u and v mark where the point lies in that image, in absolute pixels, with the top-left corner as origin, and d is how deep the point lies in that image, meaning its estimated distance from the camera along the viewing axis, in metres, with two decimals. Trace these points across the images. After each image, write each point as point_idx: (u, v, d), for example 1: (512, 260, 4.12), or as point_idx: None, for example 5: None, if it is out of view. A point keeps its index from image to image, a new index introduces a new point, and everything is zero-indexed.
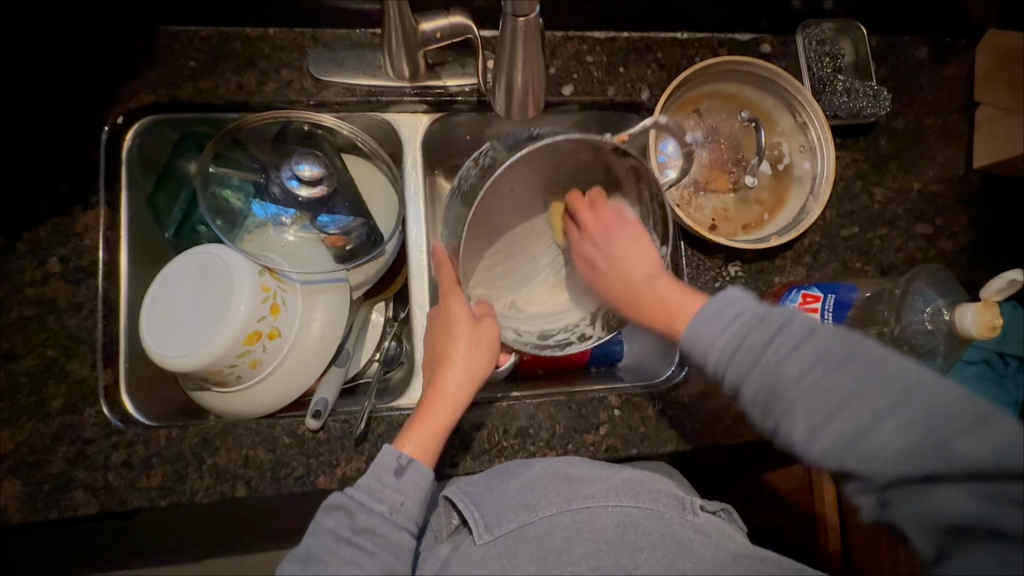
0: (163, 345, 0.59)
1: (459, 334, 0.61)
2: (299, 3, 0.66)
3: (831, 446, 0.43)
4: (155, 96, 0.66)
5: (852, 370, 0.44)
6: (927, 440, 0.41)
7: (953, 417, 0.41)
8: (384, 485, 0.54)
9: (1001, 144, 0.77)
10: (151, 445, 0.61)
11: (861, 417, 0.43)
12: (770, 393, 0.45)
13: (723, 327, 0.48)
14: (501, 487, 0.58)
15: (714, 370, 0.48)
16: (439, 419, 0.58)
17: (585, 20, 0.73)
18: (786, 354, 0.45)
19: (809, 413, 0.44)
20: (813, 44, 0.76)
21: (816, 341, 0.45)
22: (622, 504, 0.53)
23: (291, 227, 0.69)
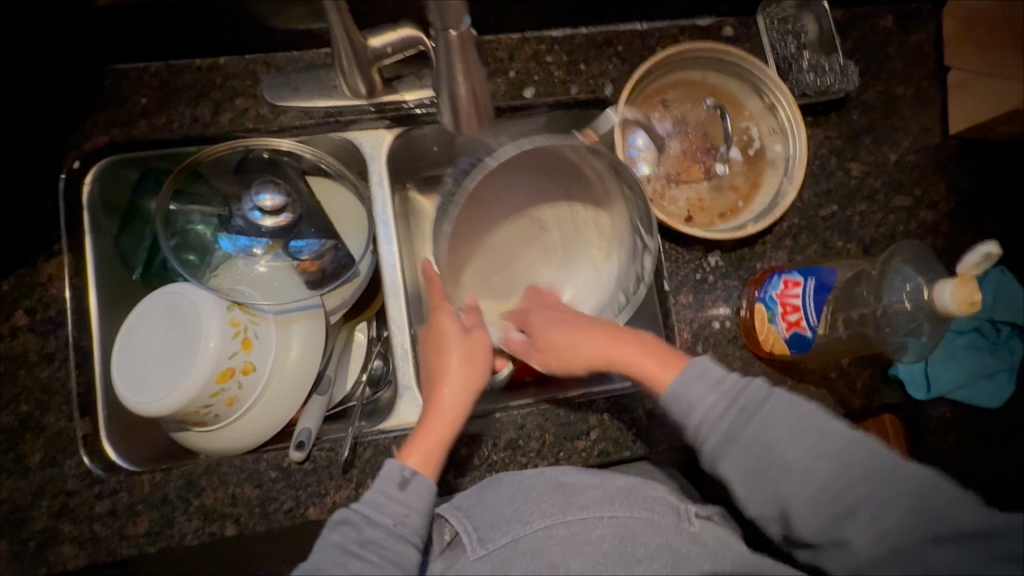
0: (134, 392, 0.58)
1: (451, 345, 0.62)
2: (248, 30, 0.64)
3: (820, 515, 0.46)
4: (109, 137, 0.64)
5: (837, 442, 0.47)
6: (909, 510, 0.44)
7: (929, 489, 0.45)
8: (390, 498, 0.53)
9: (975, 108, 0.76)
10: (135, 492, 0.60)
11: (849, 489, 0.46)
12: (761, 462, 0.48)
13: (712, 389, 0.50)
14: (493, 497, 0.56)
15: (707, 435, 0.50)
16: (441, 430, 0.58)
17: (541, 20, 0.71)
18: (776, 421, 0.48)
19: (801, 480, 0.47)
20: (774, 23, 0.75)
21: (802, 411, 0.49)
22: (618, 516, 0.52)
23: (262, 257, 0.68)
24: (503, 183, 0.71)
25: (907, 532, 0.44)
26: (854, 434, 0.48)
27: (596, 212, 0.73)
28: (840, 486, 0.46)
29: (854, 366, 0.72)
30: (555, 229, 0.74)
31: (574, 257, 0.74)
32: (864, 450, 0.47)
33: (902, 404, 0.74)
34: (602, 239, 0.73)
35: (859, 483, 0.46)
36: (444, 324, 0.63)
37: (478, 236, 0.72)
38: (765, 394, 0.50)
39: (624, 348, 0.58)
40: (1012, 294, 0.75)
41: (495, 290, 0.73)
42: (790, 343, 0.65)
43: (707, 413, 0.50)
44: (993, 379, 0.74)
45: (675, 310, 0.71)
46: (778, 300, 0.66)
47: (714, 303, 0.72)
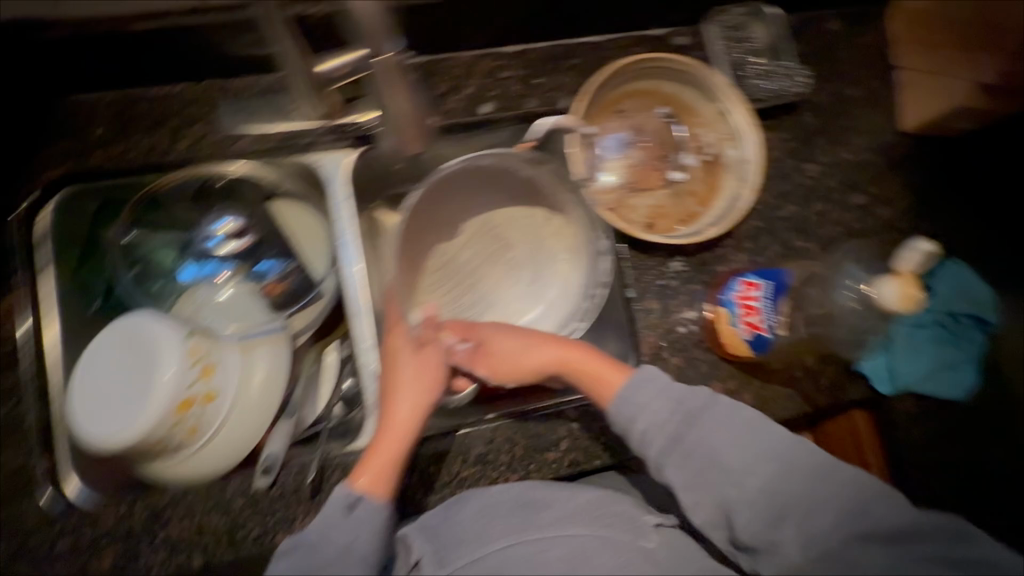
0: (93, 425, 0.58)
1: (401, 358, 0.62)
2: (201, 59, 0.65)
3: (754, 512, 0.50)
4: (66, 169, 0.65)
5: (768, 444, 0.52)
6: (831, 501, 0.49)
7: (854, 491, 0.49)
8: (333, 524, 0.53)
9: (924, 106, 0.78)
10: (98, 526, 0.59)
11: (781, 488, 0.50)
12: (703, 465, 0.52)
13: (657, 397, 0.55)
14: (455, 516, 0.57)
15: (653, 440, 0.54)
16: (390, 447, 0.57)
17: (495, 37, 0.73)
18: (715, 427, 0.53)
19: (737, 480, 0.51)
20: (725, 31, 0.77)
21: (740, 418, 0.54)
22: (573, 534, 0.52)
23: (228, 282, 0.69)
24: (458, 204, 0.74)
25: (829, 531, 0.49)
26: (784, 438, 0.53)
27: (556, 224, 0.74)
28: (771, 484, 0.51)
29: (818, 363, 0.73)
30: (519, 244, 0.76)
31: (544, 272, 0.75)
32: (795, 452, 0.52)
33: (868, 399, 0.75)
34: (565, 250, 0.75)
35: (786, 484, 0.50)
36: (394, 341, 0.63)
37: (436, 258, 0.74)
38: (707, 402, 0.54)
39: (581, 355, 0.60)
40: (970, 285, 0.74)
41: (465, 309, 0.74)
42: (752, 345, 0.67)
43: (655, 420, 0.54)
44: (956, 371, 0.73)
45: (639, 316, 0.72)
46: (738, 303, 0.67)
47: (679, 308, 0.72)
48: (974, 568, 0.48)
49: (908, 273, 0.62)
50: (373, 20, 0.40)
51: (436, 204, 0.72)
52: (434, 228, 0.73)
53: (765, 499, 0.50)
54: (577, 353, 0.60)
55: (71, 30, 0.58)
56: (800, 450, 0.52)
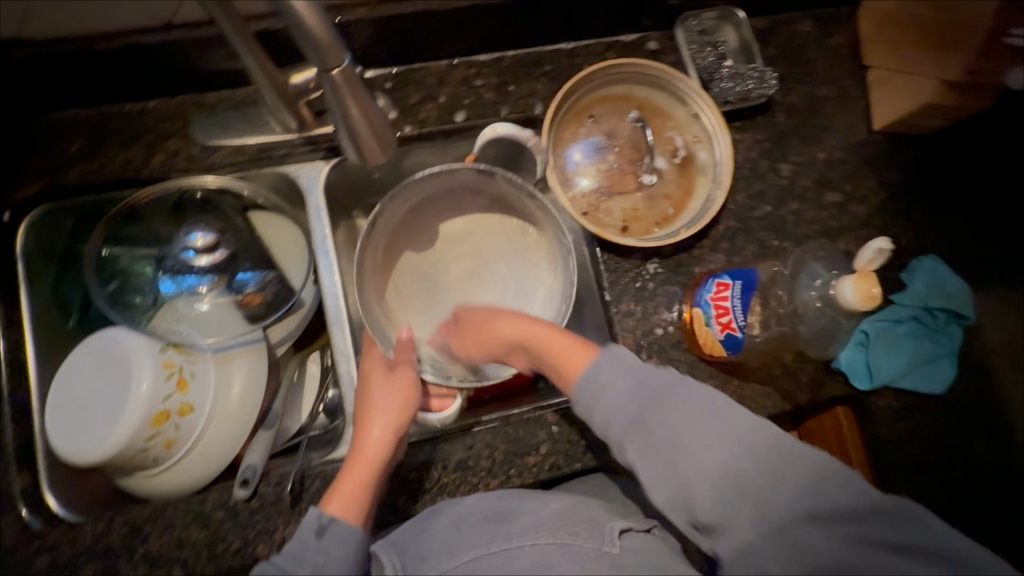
0: (68, 442, 0.58)
1: (375, 378, 0.64)
2: (172, 74, 0.65)
3: (711, 493, 0.46)
4: (39, 187, 0.65)
5: (732, 422, 0.48)
6: (797, 484, 0.45)
7: (816, 472, 0.45)
8: (307, 547, 0.53)
9: (895, 104, 0.78)
10: (77, 543, 0.59)
11: (744, 469, 0.46)
12: (663, 444, 0.48)
13: (620, 374, 0.51)
14: (428, 530, 0.57)
15: (613, 415, 0.51)
16: (362, 464, 0.58)
17: (466, 45, 0.73)
18: (680, 404, 0.49)
19: (696, 459, 0.47)
20: (693, 36, 0.78)
21: (707, 395, 0.50)
22: (539, 543, 0.52)
23: (205, 295, 0.68)
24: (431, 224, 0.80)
25: (786, 512, 0.44)
26: (751, 416, 0.48)
27: (531, 235, 0.78)
28: (733, 465, 0.46)
29: (796, 362, 0.73)
30: (497, 258, 0.80)
31: (523, 282, 0.78)
32: (763, 435, 0.47)
33: (848, 396, 0.75)
34: (544, 260, 0.78)
35: (744, 463, 0.46)
36: (369, 364, 0.65)
37: (414, 277, 0.79)
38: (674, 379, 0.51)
39: (546, 334, 0.59)
40: (945, 281, 0.75)
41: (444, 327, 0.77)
42: (726, 345, 0.67)
43: (618, 398, 0.51)
44: (935, 365, 0.74)
45: (617, 319, 0.72)
46: (712, 304, 0.67)
47: (658, 310, 0.73)
48: (935, 558, 0.43)
49: (866, 272, 0.58)
50: (313, 30, 0.39)
51: (407, 226, 0.79)
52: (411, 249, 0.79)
53: (724, 478, 0.46)
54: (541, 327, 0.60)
55: (40, 49, 0.59)
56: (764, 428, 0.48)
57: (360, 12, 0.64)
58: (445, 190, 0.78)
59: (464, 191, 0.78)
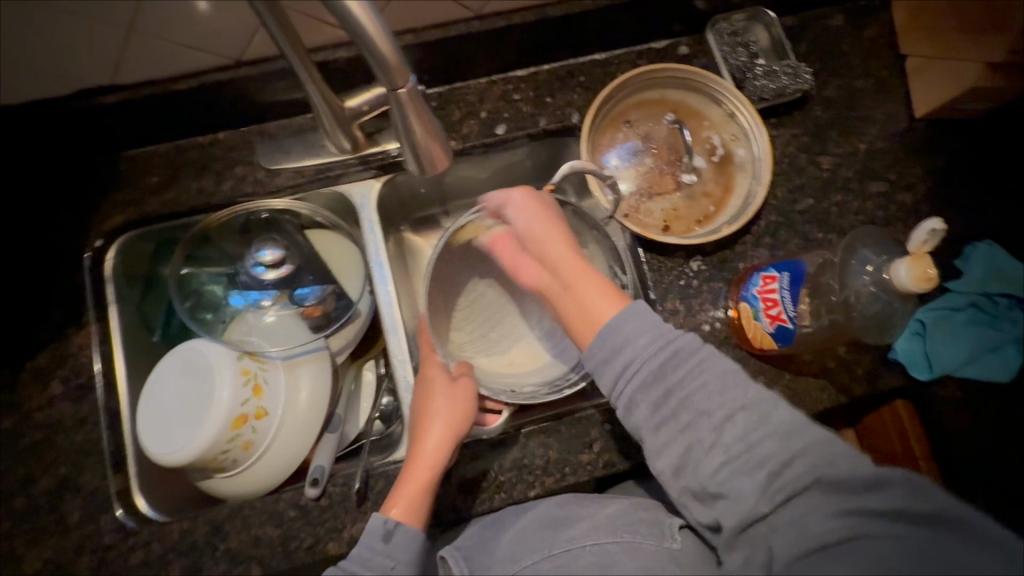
0: (157, 443, 0.63)
1: (436, 391, 0.66)
2: (240, 107, 0.71)
3: (724, 460, 0.47)
4: (125, 217, 0.71)
5: (746, 391, 0.49)
6: (811, 459, 0.46)
7: (826, 448, 0.46)
8: (375, 552, 0.56)
9: (937, 90, 0.77)
10: (166, 541, 0.64)
11: (761, 440, 0.47)
12: (678, 403, 0.50)
13: (647, 331, 0.52)
14: (493, 540, 0.61)
15: (635, 369, 0.51)
16: (422, 467, 0.61)
17: (503, 63, 0.77)
18: (701, 367, 0.50)
19: (711, 423, 0.49)
20: (724, 37, 0.79)
21: (727, 366, 0.51)
22: (600, 543, 0.55)
23: (270, 308, 0.73)
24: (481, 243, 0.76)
25: (790, 485, 0.45)
26: (765, 390, 0.50)
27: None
28: (748, 433, 0.48)
29: (849, 353, 0.72)
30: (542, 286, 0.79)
31: None
32: (779, 409, 0.49)
33: (906, 386, 0.73)
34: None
35: (755, 432, 0.47)
36: (432, 374, 0.67)
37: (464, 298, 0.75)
38: (699, 344, 0.52)
39: (577, 272, 0.60)
40: (1005, 265, 0.73)
41: (490, 343, 0.76)
42: (775, 337, 0.67)
43: (642, 349, 0.52)
44: (1002, 352, 0.71)
45: (664, 317, 0.73)
46: (759, 297, 0.68)
47: (704, 306, 0.73)
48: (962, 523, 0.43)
49: (920, 252, 0.58)
50: (384, 54, 0.42)
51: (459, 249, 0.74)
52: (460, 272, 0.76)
53: (739, 446, 0.47)
54: (572, 258, 0.61)
55: (129, 92, 0.65)
56: (776, 403, 0.49)
57: (405, 38, 0.69)
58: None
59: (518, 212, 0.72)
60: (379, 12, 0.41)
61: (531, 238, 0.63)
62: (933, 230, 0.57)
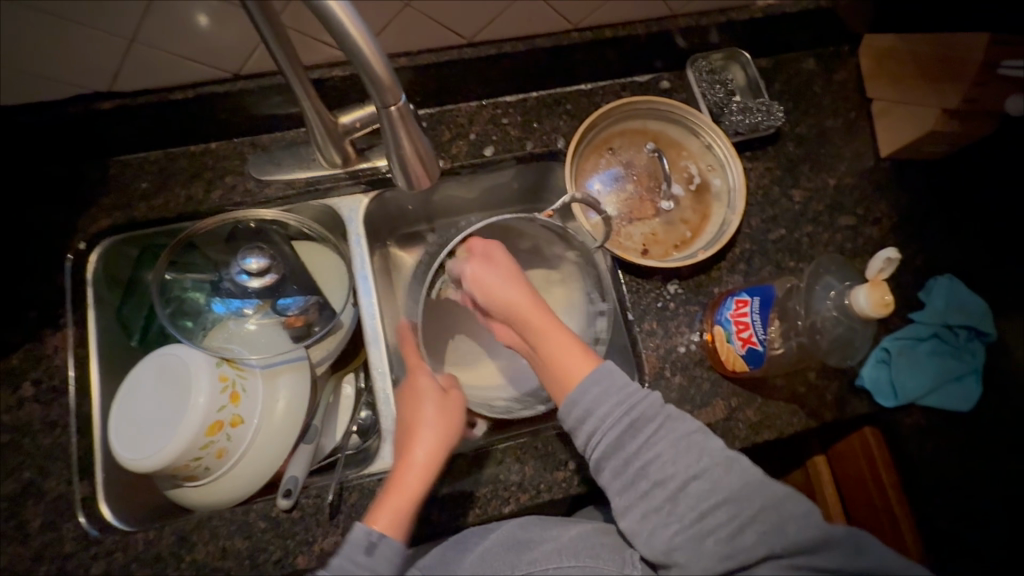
0: (128, 450, 0.62)
1: (426, 400, 0.65)
2: (235, 120, 0.73)
3: (684, 524, 0.51)
4: (112, 220, 0.71)
5: (704, 455, 0.53)
6: (764, 520, 0.50)
7: (775, 510, 0.50)
8: (356, 564, 0.54)
9: (898, 133, 0.83)
10: (130, 550, 0.62)
11: (716, 502, 0.51)
12: (638, 467, 0.53)
13: (609, 400, 0.55)
14: (457, 560, 0.58)
15: (596, 439, 0.55)
16: (409, 490, 0.59)
17: (493, 89, 0.80)
18: (659, 435, 0.54)
19: (670, 490, 0.52)
20: (704, 75, 0.82)
21: (685, 429, 0.55)
22: (562, 566, 0.53)
23: (252, 316, 0.74)
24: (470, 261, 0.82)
25: (737, 547, 0.50)
26: (723, 454, 0.53)
27: (555, 283, 0.85)
28: (704, 497, 0.51)
29: (818, 377, 0.74)
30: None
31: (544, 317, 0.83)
32: (731, 469, 0.52)
33: (874, 413, 0.76)
34: (562, 306, 0.83)
35: (707, 498, 0.51)
36: (423, 385, 0.66)
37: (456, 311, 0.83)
38: (661, 409, 0.55)
39: (552, 333, 0.60)
40: (964, 298, 0.77)
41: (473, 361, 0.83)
42: (747, 359, 0.69)
43: (612, 409, 0.55)
44: (960, 381, 0.75)
45: (640, 338, 0.75)
46: (732, 320, 0.70)
47: (680, 329, 0.75)
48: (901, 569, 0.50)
49: (876, 279, 0.61)
50: (377, 73, 0.44)
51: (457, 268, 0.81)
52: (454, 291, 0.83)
53: (697, 510, 0.51)
54: (539, 314, 0.61)
55: (124, 100, 0.67)
56: (731, 466, 0.52)
57: (399, 61, 0.72)
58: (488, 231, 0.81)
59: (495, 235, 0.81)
60: (373, 32, 0.43)
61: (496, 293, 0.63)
62: (887, 258, 0.60)
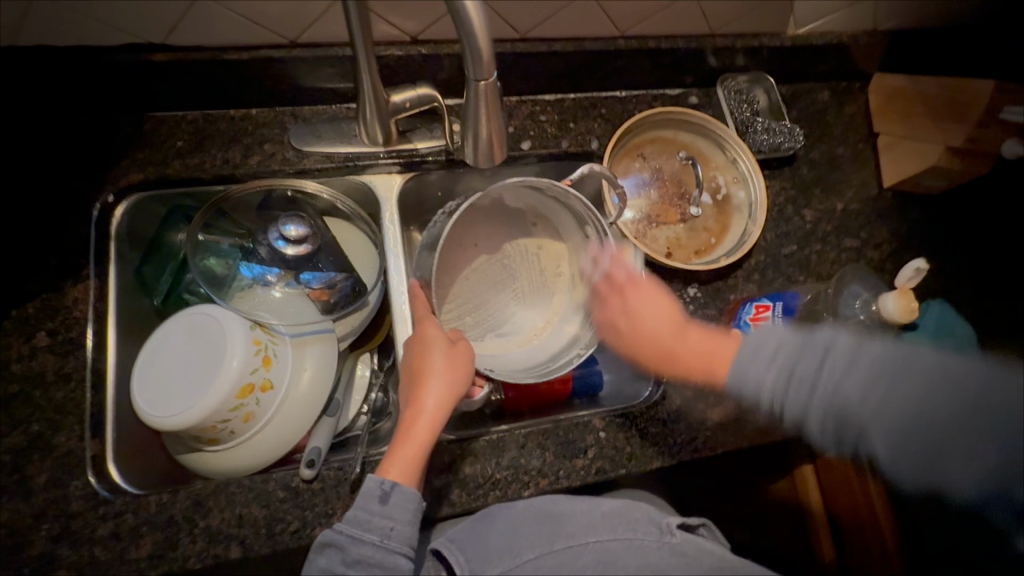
0: (156, 407, 0.61)
1: (435, 349, 0.63)
2: (280, 88, 0.73)
3: (905, 448, 0.53)
4: (144, 175, 0.69)
5: (889, 375, 0.55)
6: (981, 413, 0.51)
7: (982, 395, 0.51)
8: (371, 514, 0.56)
9: (901, 164, 0.88)
10: (141, 513, 0.60)
11: (923, 412, 0.53)
12: (828, 405, 0.57)
13: (772, 362, 0.61)
14: (486, 532, 0.58)
15: (778, 404, 0.60)
16: (420, 436, 0.59)
17: (533, 86, 0.82)
18: (833, 375, 0.57)
19: (875, 424, 0.55)
20: (732, 94, 0.87)
21: (857, 358, 0.57)
22: (601, 540, 0.55)
23: (277, 284, 0.73)
24: (475, 229, 0.80)
25: (960, 447, 0.51)
26: (907, 366, 0.54)
27: (556, 274, 0.81)
28: (910, 412, 0.53)
29: None
30: (524, 278, 0.81)
31: (539, 301, 0.80)
32: (920, 376, 0.53)
33: None
34: (567, 296, 0.80)
35: (908, 416, 0.53)
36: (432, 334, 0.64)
37: (459, 277, 0.79)
38: (821, 346, 0.59)
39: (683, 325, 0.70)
40: (954, 322, 0.83)
41: (481, 330, 0.77)
42: None
43: (779, 362, 0.60)
44: None
45: None
46: (751, 324, 0.75)
47: None
48: None
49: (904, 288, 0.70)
50: (480, 48, 0.47)
51: (464, 223, 0.80)
52: (458, 257, 0.79)
53: (912, 427, 0.53)
54: (678, 322, 0.71)
55: (176, 54, 0.66)
56: (924, 374, 0.53)
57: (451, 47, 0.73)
58: (501, 207, 0.81)
59: (498, 213, 0.81)
60: (486, 13, 0.45)
61: (644, 324, 0.71)
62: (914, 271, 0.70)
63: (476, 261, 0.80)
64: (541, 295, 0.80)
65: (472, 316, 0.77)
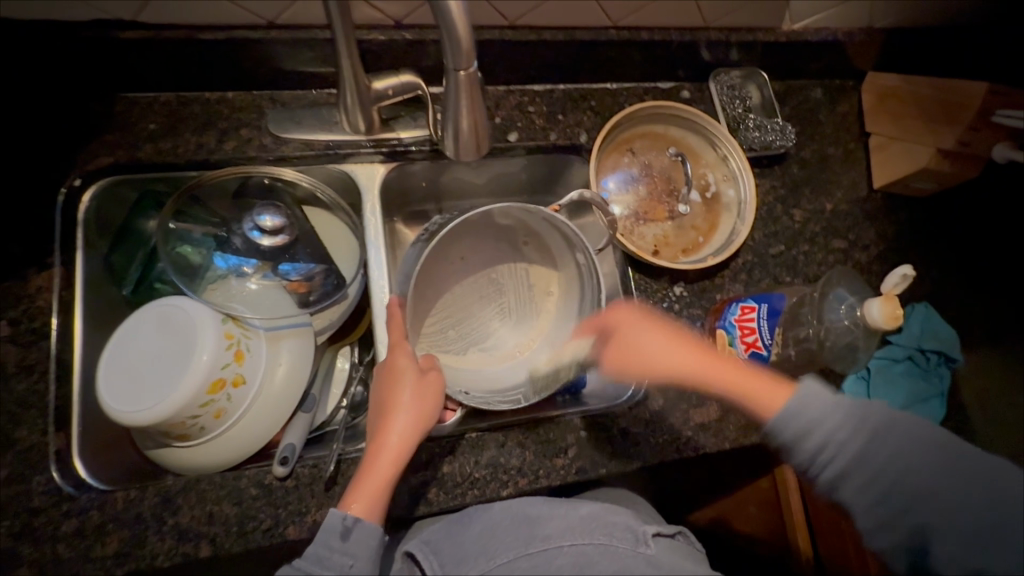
0: (121, 405, 0.59)
1: (405, 380, 0.62)
2: (257, 71, 0.70)
3: (951, 541, 0.50)
4: (112, 158, 0.66)
5: (949, 462, 0.52)
6: None
7: None
8: (331, 550, 0.54)
9: (892, 165, 0.87)
10: (106, 510, 0.58)
11: (977, 508, 0.49)
12: (885, 469, 0.52)
13: (830, 411, 0.55)
14: (462, 534, 0.58)
15: (823, 459, 0.54)
16: (384, 470, 0.58)
17: (522, 76, 0.80)
18: (895, 446, 0.53)
19: (924, 505, 0.51)
20: (725, 88, 0.86)
21: (922, 435, 0.53)
22: (577, 543, 0.53)
23: (253, 276, 0.70)
24: (464, 246, 0.80)
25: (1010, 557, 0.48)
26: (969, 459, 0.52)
27: (546, 293, 0.81)
28: (965, 505, 0.50)
29: None
30: (512, 294, 0.81)
31: (525, 320, 0.80)
32: (980, 471, 0.51)
33: None
34: (554, 314, 0.81)
35: (963, 509, 0.50)
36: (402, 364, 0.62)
37: (445, 292, 0.79)
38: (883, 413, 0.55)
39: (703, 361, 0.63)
40: (938, 326, 0.83)
41: (462, 346, 0.77)
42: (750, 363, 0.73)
43: (845, 407, 0.55)
44: (927, 403, 0.80)
45: None
46: (736, 325, 0.73)
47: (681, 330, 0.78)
48: None
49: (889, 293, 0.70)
50: (460, 37, 0.44)
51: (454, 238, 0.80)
52: (444, 274, 0.79)
53: (963, 519, 0.50)
54: (693, 354, 0.63)
55: (145, 32, 0.63)
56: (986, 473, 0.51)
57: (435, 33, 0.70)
58: (495, 224, 0.80)
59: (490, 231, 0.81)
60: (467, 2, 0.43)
61: (652, 357, 0.63)
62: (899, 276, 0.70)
63: (463, 277, 0.80)
64: (528, 312, 0.80)
65: (455, 332, 0.77)
